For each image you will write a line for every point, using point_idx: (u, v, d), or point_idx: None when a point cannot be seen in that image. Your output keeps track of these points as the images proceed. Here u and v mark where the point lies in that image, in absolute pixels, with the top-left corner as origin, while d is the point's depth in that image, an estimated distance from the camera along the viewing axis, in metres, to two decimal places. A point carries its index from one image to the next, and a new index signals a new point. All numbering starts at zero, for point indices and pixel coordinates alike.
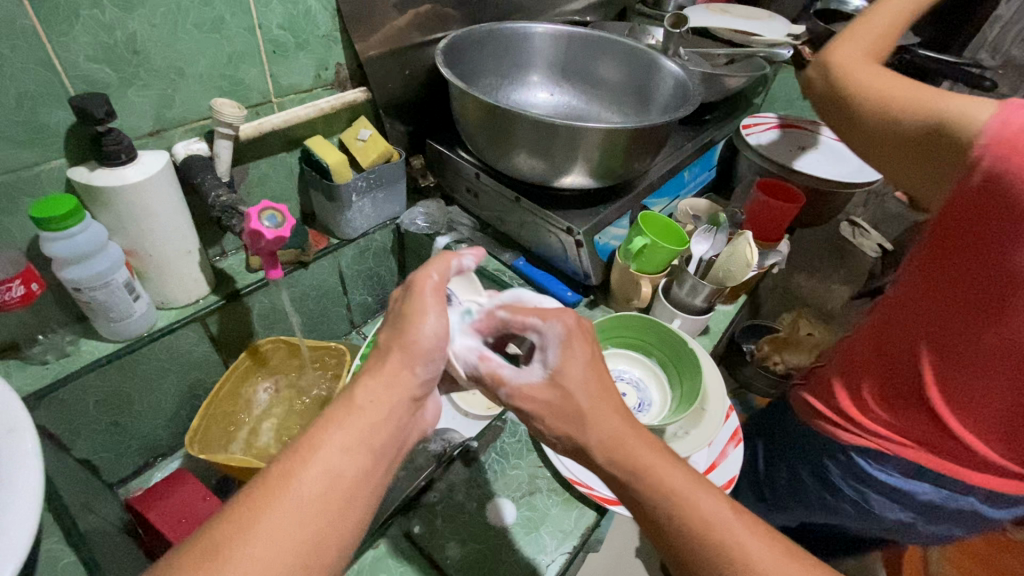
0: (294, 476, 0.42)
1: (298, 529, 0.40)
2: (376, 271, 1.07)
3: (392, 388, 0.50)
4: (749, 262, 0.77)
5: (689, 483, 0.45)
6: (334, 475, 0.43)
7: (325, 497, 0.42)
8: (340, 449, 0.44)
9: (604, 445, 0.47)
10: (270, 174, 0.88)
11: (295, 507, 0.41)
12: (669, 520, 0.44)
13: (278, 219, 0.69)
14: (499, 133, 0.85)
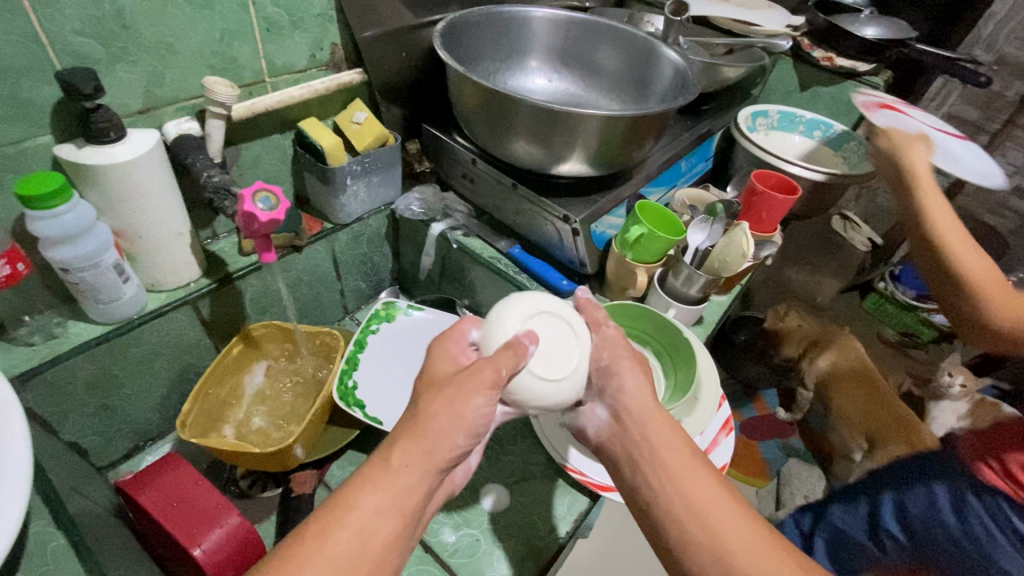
0: (327, 537, 0.44)
1: None
2: (371, 257, 1.06)
3: (425, 457, 0.48)
4: (745, 253, 0.76)
5: (682, 450, 0.54)
6: (365, 536, 0.45)
7: (357, 557, 0.44)
8: (372, 511, 0.46)
9: (629, 408, 0.57)
10: (264, 156, 0.87)
11: (330, 565, 0.43)
12: (666, 480, 0.51)
13: (272, 202, 0.66)
14: (498, 118, 0.85)
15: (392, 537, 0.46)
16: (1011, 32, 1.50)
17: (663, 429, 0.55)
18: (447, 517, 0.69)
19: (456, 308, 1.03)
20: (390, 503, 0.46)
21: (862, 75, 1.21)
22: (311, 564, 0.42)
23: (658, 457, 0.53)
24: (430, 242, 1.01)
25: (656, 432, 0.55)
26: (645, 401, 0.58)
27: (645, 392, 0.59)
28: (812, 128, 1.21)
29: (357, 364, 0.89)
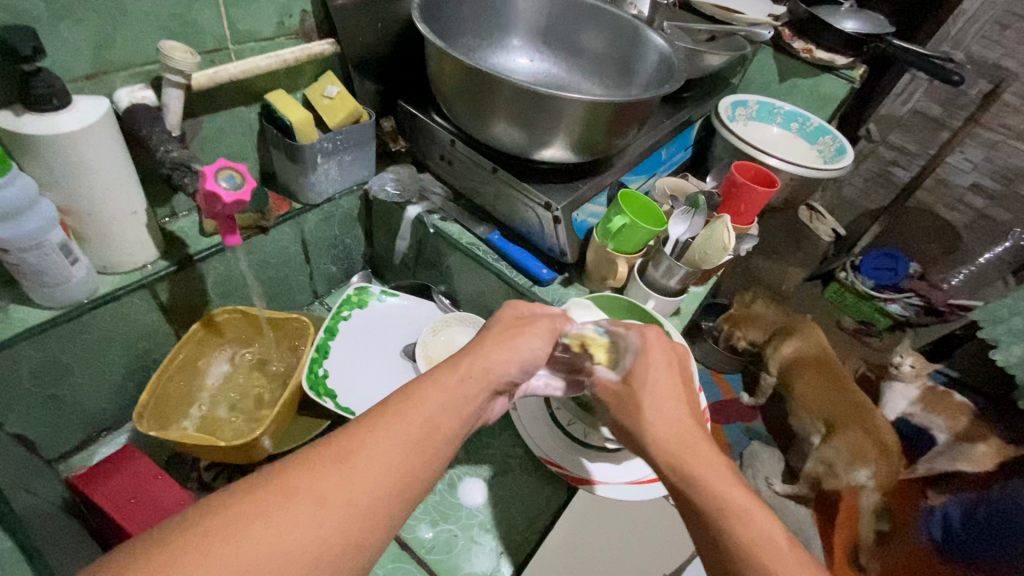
0: (397, 420, 0.46)
1: (399, 455, 0.44)
2: (342, 239, 1.02)
3: (483, 373, 0.53)
4: (726, 245, 0.75)
5: (728, 497, 0.46)
6: (430, 426, 0.47)
7: (424, 438, 0.46)
8: (440, 403, 0.49)
9: (668, 448, 0.51)
10: (227, 130, 0.81)
11: (402, 436, 0.45)
12: (718, 532, 0.45)
13: (237, 179, 0.61)
14: (479, 98, 0.82)
15: (450, 433, 0.48)
16: (978, 30, 1.54)
17: (710, 474, 0.48)
18: (424, 513, 0.68)
19: (432, 295, 1.01)
20: (455, 401, 0.50)
21: (840, 69, 1.22)
22: (383, 434, 0.45)
23: (704, 510, 0.47)
24: (405, 226, 0.97)
25: (703, 466, 0.49)
26: (668, 427, 0.52)
27: (683, 427, 0.52)
28: (789, 120, 1.22)
29: (328, 352, 0.87)
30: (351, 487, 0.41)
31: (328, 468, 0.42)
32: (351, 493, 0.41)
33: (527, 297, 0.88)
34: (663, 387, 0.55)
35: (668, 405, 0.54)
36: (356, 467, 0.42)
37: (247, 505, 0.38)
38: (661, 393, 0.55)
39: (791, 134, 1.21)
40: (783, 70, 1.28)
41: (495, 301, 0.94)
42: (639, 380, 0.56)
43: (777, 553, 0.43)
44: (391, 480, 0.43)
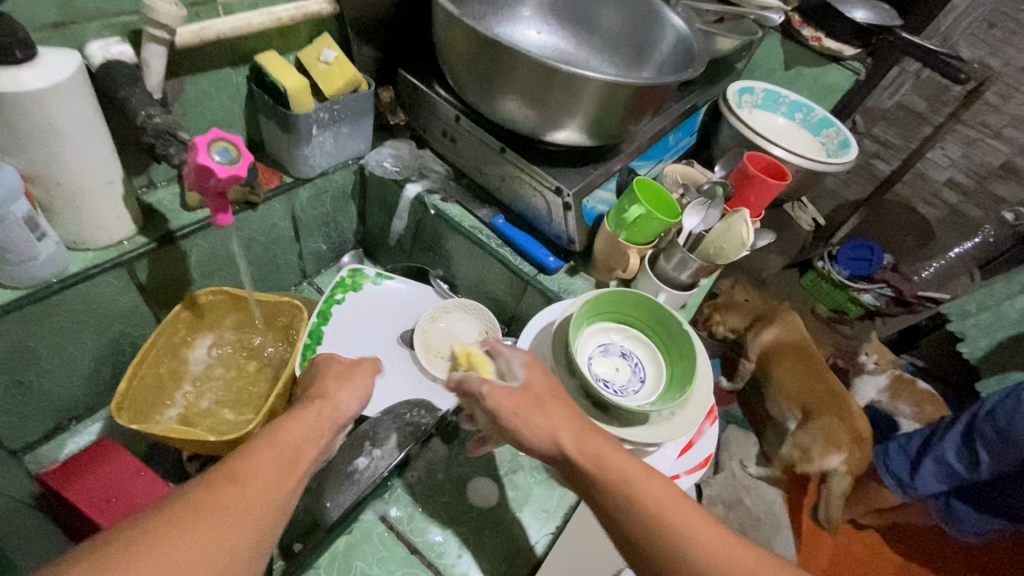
0: (269, 446, 0.45)
1: (277, 476, 0.43)
2: (333, 217, 0.95)
3: (327, 410, 0.52)
4: (744, 242, 0.73)
5: (628, 479, 0.47)
6: (299, 448, 0.46)
7: (295, 459, 0.45)
8: (304, 431, 0.48)
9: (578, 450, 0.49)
10: (213, 94, 0.74)
11: (278, 459, 0.44)
12: (638, 520, 0.45)
13: (231, 152, 0.55)
14: (490, 72, 0.76)
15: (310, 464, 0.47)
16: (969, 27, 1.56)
17: (604, 462, 0.48)
18: (433, 515, 0.65)
19: (429, 279, 0.96)
20: (310, 435, 0.48)
21: (846, 60, 1.20)
22: (256, 473, 0.42)
23: (611, 502, 0.47)
24: (402, 205, 0.92)
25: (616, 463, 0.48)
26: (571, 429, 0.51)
27: (567, 426, 0.51)
28: (794, 110, 1.20)
29: (321, 338, 0.83)
30: (236, 530, 0.38)
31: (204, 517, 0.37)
32: (243, 516, 0.39)
33: (532, 286, 0.84)
34: (540, 398, 0.54)
35: (548, 410, 0.52)
36: (245, 487, 0.40)
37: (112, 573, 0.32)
38: (542, 402, 0.53)
39: (794, 125, 1.20)
40: (789, 58, 1.25)
41: (496, 288, 0.90)
42: (517, 399, 0.53)
43: (681, 515, 0.45)
44: (272, 498, 0.41)
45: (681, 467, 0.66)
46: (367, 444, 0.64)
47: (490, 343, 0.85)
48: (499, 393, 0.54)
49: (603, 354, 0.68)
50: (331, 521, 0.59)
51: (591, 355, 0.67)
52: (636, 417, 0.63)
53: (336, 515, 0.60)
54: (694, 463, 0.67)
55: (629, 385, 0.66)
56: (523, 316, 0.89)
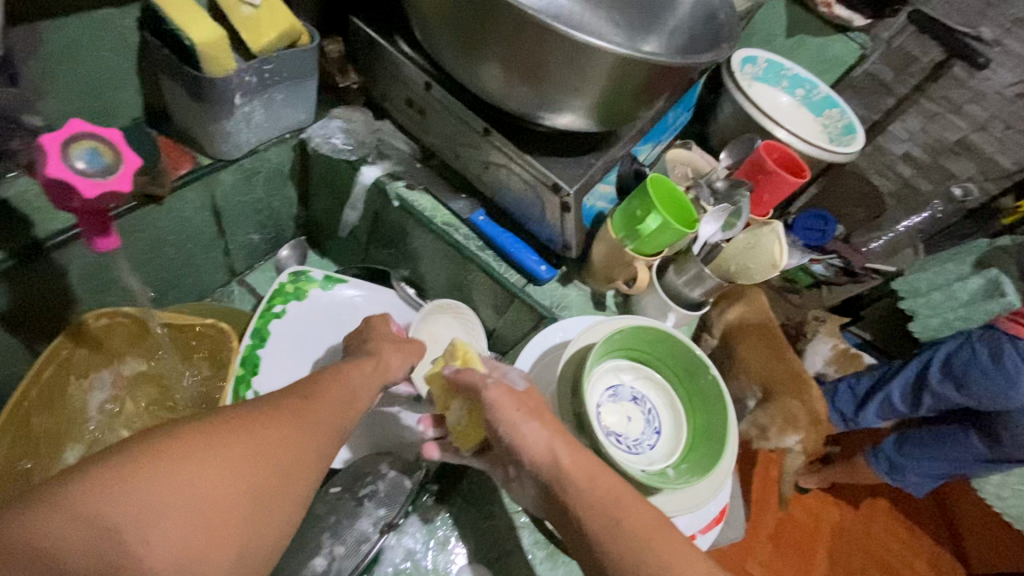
0: (331, 381, 0.43)
1: (329, 417, 0.41)
2: (267, 203, 0.77)
3: (378, 367, 0.48)
4: (775, 262, 0.63)
5: (610, 498, 0.43)
6: (357, 389, 0.44)
7: (350, 403, 0.43)
8: (366, 375, 0.46)
9: (539, 467, 0.45)
10: (84, 44, 0.53)
11: (335, 398, 0.42)
12: (605, 542, 0.41)
13: (103, 157, 0.39)
14: (470, 33, 0.59)
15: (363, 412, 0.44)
16: None
17: (585, 477, 0.44)
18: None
19: (391, 281, 0.80)
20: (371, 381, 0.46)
21: (854, 31, 1.09)
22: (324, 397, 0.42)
23: (587, 523, 0.42)
24: (357, 192, 0.75)
25: (576, 487, 0.44)
26: (544, 447, 0.45)
27: (556, 438, 0.45)
28: (795, 85, 1.09)
29: (257, 366, 0.67)
30: (294, 448, 0.37)
31: (266, 423, 0.37)
32: (282, 442, 0.37)
33: (520, 299, 0.71)
34: (542, 406, 0.48)
35: (541, 418, 0.46)
36: (293, 419, 0.38)
37: (178, 455, 0.33)
38: (542, 411, 0.47)
39: (795, 102, 1.09)
40: (792, 24, 1.13)
41: (476, 296, 0.76)
42: (519, 401, 0.47)
43: (662, 539, 0.41)
44: (318, 433, 0.39)
45: (696, 525, 0.57)
46: (328, 538, 0.51)
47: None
48: (495, 390, 0.46)
49: (613, 399, 0.57)
50: None
51: (599, 402, 0.56)
52: (651, 484, 0.53)
53: None
54: (708, 519, 0.58)
55: (643, 439, 0.56)
56: (507, 330, 0.76)
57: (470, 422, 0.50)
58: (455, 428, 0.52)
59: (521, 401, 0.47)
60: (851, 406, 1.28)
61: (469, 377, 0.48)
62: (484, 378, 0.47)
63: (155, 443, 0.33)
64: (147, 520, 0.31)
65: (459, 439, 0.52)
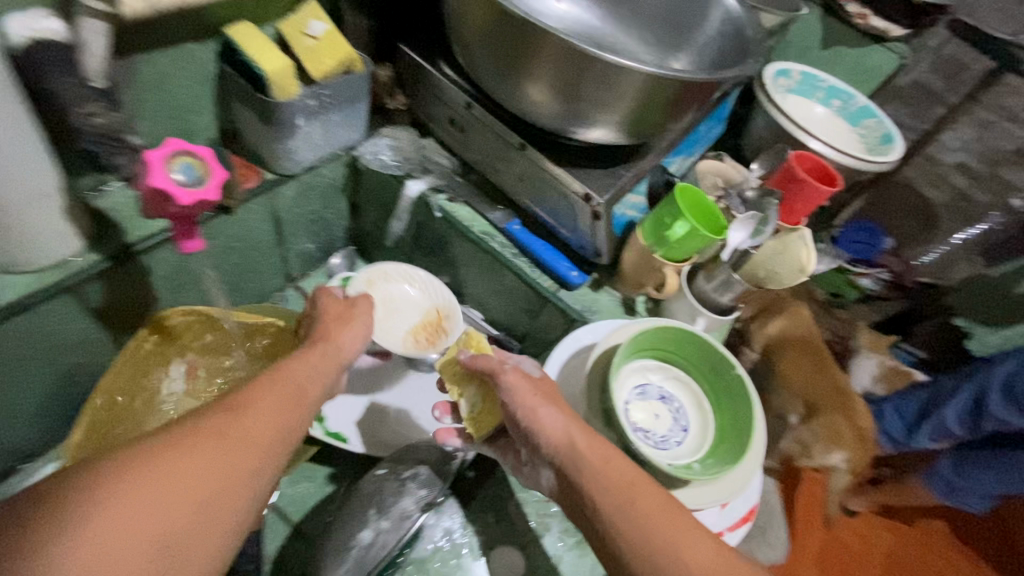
0: (266, 384, 0.43)
1: (270, 420, 0.41)
2: (321, 214, 0.84)
3: (329, 353, 0.51)
4: (803, 267, 0.64)
5: (623, 481, 0.45)
6: (296, 390, 0.44)
7: (290, 403, 0.43)
8: (306, 372, 0.47)
9: (557, 452, 0.48)
10: (172, 75, 0.61)
11: (272, 400, 0.42)
12: (616, 528, 0.44)
13: (196, 170, 0.45)
14: (506, 56, 0.64)
15: (314, 401, 0.46)
16: None
17: (601, 461, 0.47)
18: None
19: None
20: (314, 374, 0.48)
21: (891, 41, 1.11)
22: (263, 400, 0.41)
23: (601, 503, 0.45)
24: (402, 204, 0.80)
25: (592, 471, 0.47)
26: (563, 434, 0.49)
27: (571, 423, 0.50)
28: (831, 96, 1.09)
29: (310, 362, 0.73)
30: (229, 460, 0.37)
31: (200, 441, 0.36)
32: (218, 458, 0.36)
33: (552, 303, 0.75)
34: (554, 392, 0.53)
35: (556, 404, 0.51)
36: (232, 429, 0.38)
37: (99, 498, 0.32)
38: (554, 397, 0.52)
39: (831, 112, 1.09)
40: (827, 36, 1.14)
41: (512, 301, 0.80)
42: (534, 388, 0.52)
43: (670, 525, 0.43)
44: (258, 440, 0.39)
45: (724, 523, 0.59)
46: (374, 514, 0.54)
47: (444, 323, 0.79)
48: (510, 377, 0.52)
49: (641, 396, 0.59)
50: None
51: (627, 399, 0.58)
52: (677, 477, 0.55)
53: None
54: (736, 518, 0.60)
55: (670, 435, 0.58)
56: (540, 333, 0.80)
57: (483, 407, 0.56)
58: (467, 416, 0.57)
59: (535, 385, 0.52)
60: (899, 426, 1.27)
61: (486, 363, 0.54)
62: (502, 365, 0.53)
63: (81, 480, 0.32)
64: (64, 569, 0.30)
65: (472, 425, 0.57)
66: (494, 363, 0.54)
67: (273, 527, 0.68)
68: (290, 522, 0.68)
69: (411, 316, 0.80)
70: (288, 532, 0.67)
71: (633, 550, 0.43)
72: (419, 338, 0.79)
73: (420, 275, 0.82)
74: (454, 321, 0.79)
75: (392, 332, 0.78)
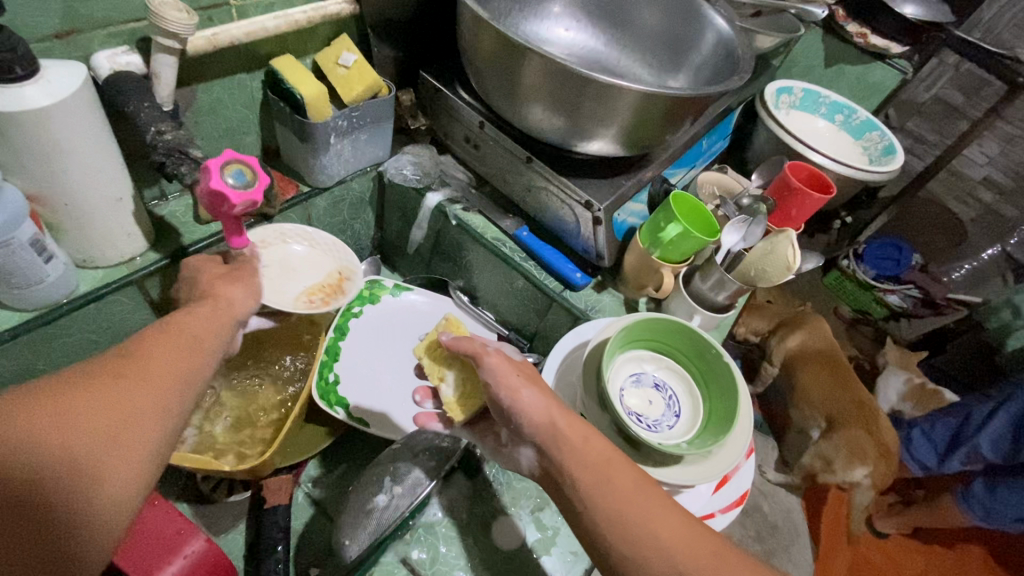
0: (150, 342, 0.43)
1: (159, 373, 0.42)
2: (350, 224, 0.92)
3: (220, 307, 0.50)
4: (789, 265, 0.68)
5: (600, 459, 0.49)
6: (187, 342, 0.45)
7: (178, 352, 0.44)
8: (195, 325, 0.47)
9: (538, 434, 0.50)
10: (225, 100, 0.71)
11: (159, 355, 0.43)
12: (590, 509, 0.47)
13: (246, 176, 0.54)
14: (515, 80, 0.72)
15: (210, 354, 0.46)
16: (1012, 19, 1.56)
17: (582, 441, 0.49)
18: (456, 558, 0.60)
19: (449, 290, 0.93)
20: (207, 327, 0.47)
21: (892, 57, 1.13)
22: (147, 356, 0.42)
23: (579, 479, 0.48)
24: (422, 214, 0.88)
25: (574, 450, 0.49)
26: (547, 416, 0.51)
27: (551, 404, 0.51)
28: (834, 111, 1.13)
29: (339, 354, 0.81)
30: (92, 428, 0.37)
31: (68, 398, 0.37)
32: (92, 415, 0.37)
33: (557, 302, 0.80)
34: (536, 374, 0.55)
35: (538, 385, 0.52)
36: (114, 387, 0.39)
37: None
38: (534, 377, 0.54)
39: (834, 127, 1.13)
40: (831, 54, 1.19)
41: (521, 303, 0.86)
42: (515, 369, 0.54)
43: (640, 503, 0.47)
44: (141, 393, 0.40)
45: (714, 505, 0.63)
46: (389, 480, 0.60)
47: (344, 284, 0.75)
48: (492, 359, 0.54)
49: (636, 384, 0.64)
50: (348, 561, 0.56)
51: (623, 385, 0.63)
52: (667, 457, 0.59)
53: (354, 555, 0.57)
54: (728, 501, 0.64)
55: (663, 420, 0.62)
56: (547, 332, 0.85)
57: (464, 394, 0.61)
58: (449, 399, 0.62)
59: (511, 369, 0.53)
60: (931, 456, 1.46)
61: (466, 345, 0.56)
62: (484, 348, 0.55)
63: None
64: None
65: (452, 410, 0.61)
66: (473, 343, 0.55)
67: (301, 507, 0.75)
68: (316, 501, 0.75)
69: (304, 280, 0.73)
70: (314, 510, 0.74)
71: (602, 528, 0.46)
72: (314, 299, 0.72)
73: (322, 238, 0.76)
74: (354, 282, 0.76)
75: (285, 288, 0.70)
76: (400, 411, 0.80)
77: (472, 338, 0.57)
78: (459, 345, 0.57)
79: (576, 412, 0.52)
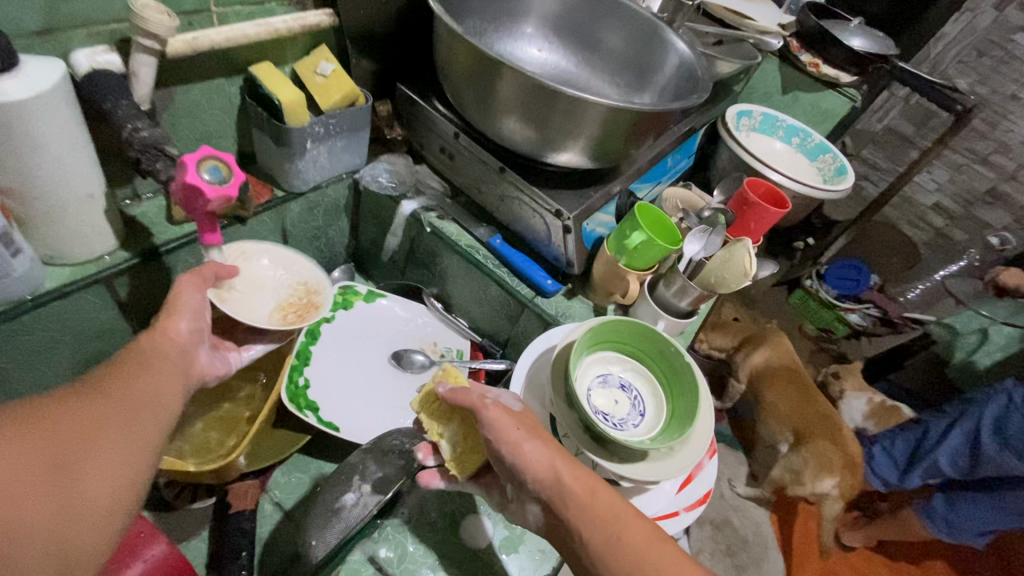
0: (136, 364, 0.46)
1: (136, 386, 0.45)
2: (324, 231, 0.94)
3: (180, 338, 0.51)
4: (746, 272, 0.72)
5: (610, 512, 0.49)
6: (161, 363, 0.48)
7: (154, 370, 0.47)
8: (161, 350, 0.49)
9: (541, 487, 0.50)
10: (204, 104, 0.72)
11: (138, 372, 0.46)
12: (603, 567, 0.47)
13: (221, 171, 0.55)
14: (489, 91, 0.75)
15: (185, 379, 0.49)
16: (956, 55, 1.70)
17: (588, 494, 0.50)
18: (424, 554, 0.65)
19: (423, 297, 0.95)
20: (176, 351, 0.50)
21: (843, 86, 1.22)
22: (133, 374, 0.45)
23: (587, 535, 0.48)
24: (397, 221, 0.90)
25: (580, 505, 0.49)
26: (553, 469, 0.51)
27: (554, 456, 0.51)
28: (790, 134, 1.20)
29: (309, 359, 0.82)
30: (77, 425, 0.39)
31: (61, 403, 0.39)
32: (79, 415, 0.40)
33: (529, 308, 0.82)
34: (535, 424, 0.54)
35: (539, 437, 0.52)
36: (93, 398, 0.41)
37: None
38: (533, 429, 0.54)
39: (789, 149, 1.20)
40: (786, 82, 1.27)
41: (493, 308, 0.88)
42: (516, 423, 0.53)
43: (652, 556, 0.47)
44: (124, 401, 0.43)
45: (678, 503, 0.65)
46: (357, 479, 0.61)
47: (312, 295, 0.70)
48: (493, 414, 0.52)
49: (603, 385, 0.66)
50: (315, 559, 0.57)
51: (590, 386, 0.65)
52: (632, 454, 0.61)
53: (321, 553, 0.58)
54: (693, 499, 0.66)
55: (628, 418, 0.64)
56: (518, 338, 0.87)
57: (465, 447, 0.58)
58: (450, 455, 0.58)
59: (514, 425, 0.52)
60: (892, 471, 1.47)
61: (467, 401, 0.54)
62: (482, 401, 0.53)
63: None
64: None
65: (454, 465, 0.58)
66: (473, 400, 0.53)
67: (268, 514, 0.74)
68: (283, 508, 0.74)
69: (272, 295, 0.68)
70: (281, 517, 0.73)
71: None
72: (287, 314, 0.67)
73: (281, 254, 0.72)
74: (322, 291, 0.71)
75: (251, 307, 0.65)
76: (371, 416, 0.81)
77: (470, 393, 0.54)
78: (461, 401, 0.54)
79: (575, 459, 0.52)
